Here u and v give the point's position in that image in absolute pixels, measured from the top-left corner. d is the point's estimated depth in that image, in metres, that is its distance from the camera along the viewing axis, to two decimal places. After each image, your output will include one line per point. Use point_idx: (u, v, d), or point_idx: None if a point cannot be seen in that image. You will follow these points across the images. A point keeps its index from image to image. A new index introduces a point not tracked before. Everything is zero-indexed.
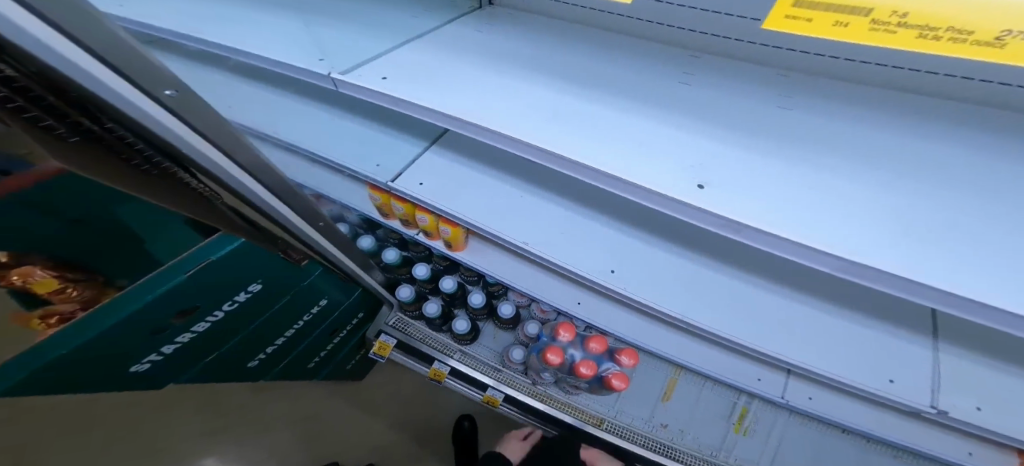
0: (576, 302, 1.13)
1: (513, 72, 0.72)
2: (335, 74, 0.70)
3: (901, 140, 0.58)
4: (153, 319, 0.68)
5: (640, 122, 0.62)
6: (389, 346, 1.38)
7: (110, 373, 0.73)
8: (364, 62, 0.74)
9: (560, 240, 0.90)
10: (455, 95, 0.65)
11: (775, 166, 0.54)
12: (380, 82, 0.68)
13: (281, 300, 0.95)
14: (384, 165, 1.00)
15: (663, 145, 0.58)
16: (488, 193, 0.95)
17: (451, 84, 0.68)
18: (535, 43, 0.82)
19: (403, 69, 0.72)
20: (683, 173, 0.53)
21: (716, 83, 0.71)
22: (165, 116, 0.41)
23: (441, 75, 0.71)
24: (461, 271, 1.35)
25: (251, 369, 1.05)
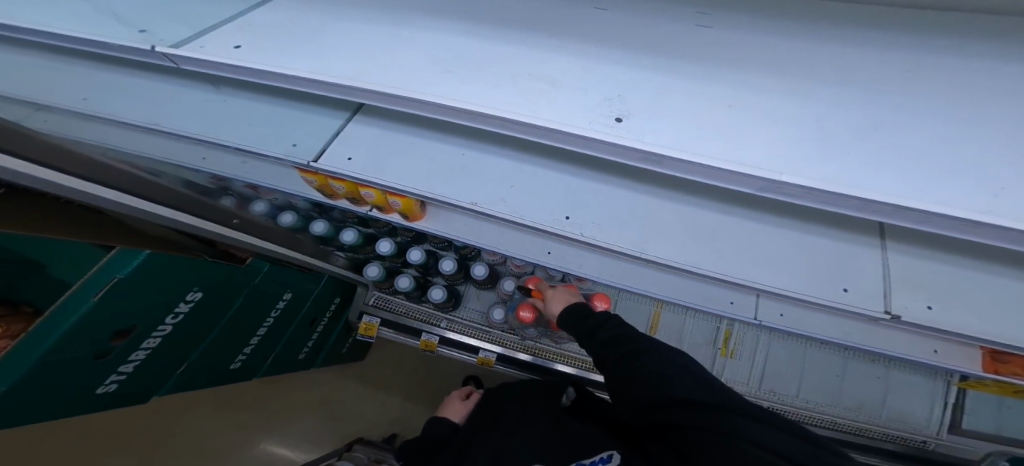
0: (546, 252, 1.12)
1: (401, 18, 0.57)
2: (158, 48, 0.49)
3: (868, 54, 0.48)
4: (87, 348, 0.60)
5: (569, 63, 0.50)
6: (374, 326, 1.34)
7: (75, 411, 0.66)
8: (207, 29, 0.55)
9: (511, 194, 0.82)
10: (336, 55, 0.52)
11: (730, 95, 0.47)
12: (235, 53, 0.51)
13: (237, 300, 0.88)
14: (301, 144, 0.84)
15: (601, 84, 0.48)
16: (427, 155, 0.85)
17: (337, 42, 0.54)
18: None
19: (264, 31, 0.55)
20: (600, 106, 0.46)
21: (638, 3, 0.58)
22: None
23: (316, 29, 0.56)
24: (428, 239, 1.28)
25: (234, 372, 1.00)
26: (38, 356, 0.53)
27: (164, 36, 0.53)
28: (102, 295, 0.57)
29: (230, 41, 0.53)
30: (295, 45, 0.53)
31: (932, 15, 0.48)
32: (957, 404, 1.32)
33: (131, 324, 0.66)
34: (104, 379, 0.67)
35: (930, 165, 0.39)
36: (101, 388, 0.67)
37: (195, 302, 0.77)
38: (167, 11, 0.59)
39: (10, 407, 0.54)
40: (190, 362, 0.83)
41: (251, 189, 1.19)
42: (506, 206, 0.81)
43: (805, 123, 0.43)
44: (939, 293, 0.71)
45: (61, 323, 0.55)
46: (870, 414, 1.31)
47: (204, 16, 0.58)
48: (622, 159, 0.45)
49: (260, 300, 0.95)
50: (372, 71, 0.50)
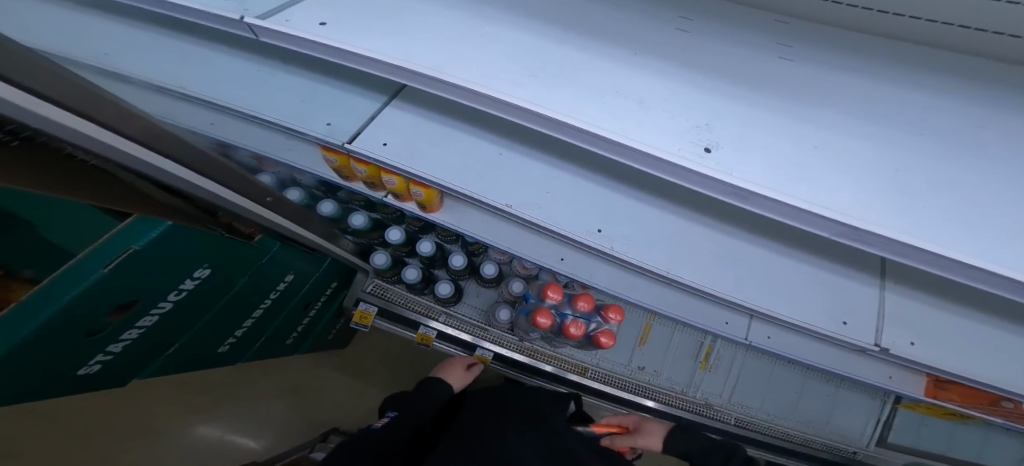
0: (559, 258, 1.13)
1: (480, 9, 0.54)
2: (247, 18, 0.45)
3: (939, 108, 0.50)
4: (81, 323, 0.53)
5: (655, 82, 0.50)
6: (370, 314, 1.30)
7: (51, 389, 0.58)
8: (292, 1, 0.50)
9: (545, 200, 0.81)
10: (412, 46, 0.48)
11: (816, 134, 0.47)
12: (322, 31, 0.46)
13: (240, 281, 0.81)
14: (335, 124, 0.79)
15: (688, 107, 0.48)
16: (463, 150, 0.82)
17: (419, 29, 0.50)
18: None
19: (335, 8, 0.51)
20: (687, 133, 0.46)
21: (719, 30, 0.58)
22: None
23: (388, 14, 0.52)
24: (437, 232, 1.24)
25: (220, 355, 0.93)
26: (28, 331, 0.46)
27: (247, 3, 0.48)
28: (111, 266, 0.51)
29: (312, 15, 0.49)
30: (372, 28, 0.49)
31: (997, 79, 0.52)
32: (888, 421, 1.43)
33: (133, 299, 0.59)
34: (90, 356, 0.59)
35: (999, 229, 0.41)
36: (84, 366, 0.60)
37: (200, 279, 0.70)
38: None
39: None
40: (182, 343, 0.76)
41: (257, 161, 1.10)
42: (539, 212, 0.80)
43: (885, 168, 0.45)
44: (926, 332, 0.78)
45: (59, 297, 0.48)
46: (817, 427, 1.43)
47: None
48: (698, 188, 0.46)
49: (262, 280, 0.89)
50: (462, 67, 0.47)
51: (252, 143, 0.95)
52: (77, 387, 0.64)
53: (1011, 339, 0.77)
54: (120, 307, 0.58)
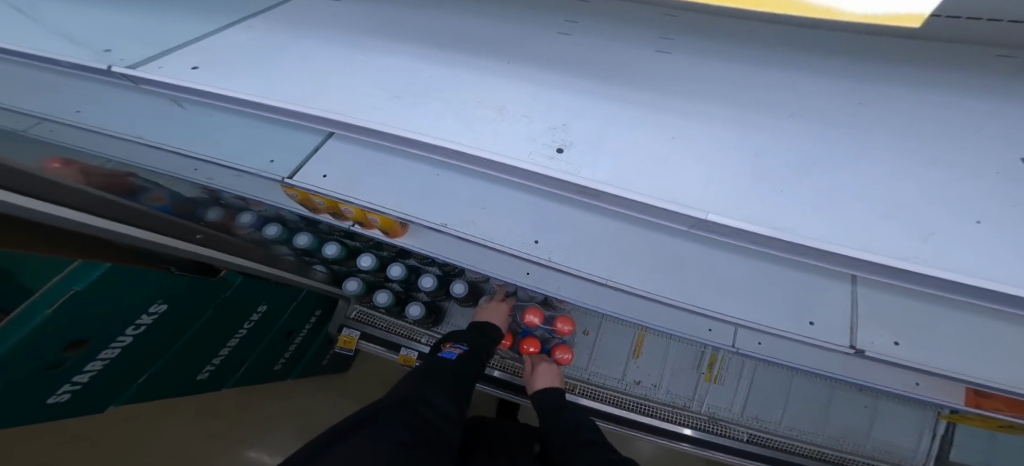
0: (524, 273, 1.12)
1: (362, 40, 0.58)
2: (115, 68, 0.50)
3: (813, 91, 0.48)
4: (38, 359, 0.60)
5: (520, 90, 0.51)
6: (353, 339, 1.33)
7: (21, 419, 0.65)
8: (171, 50, 0.56)
9: (482, 216, 0.83)
10: (288, 81, 0.53)
11: (676, 126, 0.47)
12: (191, 74, 0.51)
13: (207, 311, 0.88)
14: (278, 160, 0.85)
15: (549, 111, 0.49)
16: (402, 175, 0.86)
17: (303, 66, 0.55)
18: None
19: (229, 54, 0.56)
20: (540, 137, 0.46)
21: (603, 31, 0.58)
22: None
23: (274, 54, 0.56)
24: (411, 256, 1.28)
25: (202, 383, 1.00)
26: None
27: (120, 54, 0.54)
28: (56, 307, 0.58)
29: (187, 62, 0.54)
30: (256, 68, 0.54)
31: (884, 53, 0.49)
32: (943, 437, 1.28)
33: (87, 335, 0.65)
34: (57, 388, 0.67)
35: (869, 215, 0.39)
36: (51, 399, 0.67)
37: (158, 314, 0.77)
38: (142, 29, 0.60)
39: None
40: (152, 373, 0.83)
41: (242, 202, 1.20)
42: (475, 228, 0.81)
43: (747, 156, 0.44)
44: (905, 329, 0.69)
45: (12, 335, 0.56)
46: (854, 443, 1.29)
47: (161, 34, 0.59)
48: (560, 189, 0.46)
49: (231, 309, 0.95)
50: (334, 98, 0.51)
51: (222, 182, 0.99)
52: (52, 416, 0.71)
53: (1006, 332, 0.69)
54: (73, 343, 0.65)
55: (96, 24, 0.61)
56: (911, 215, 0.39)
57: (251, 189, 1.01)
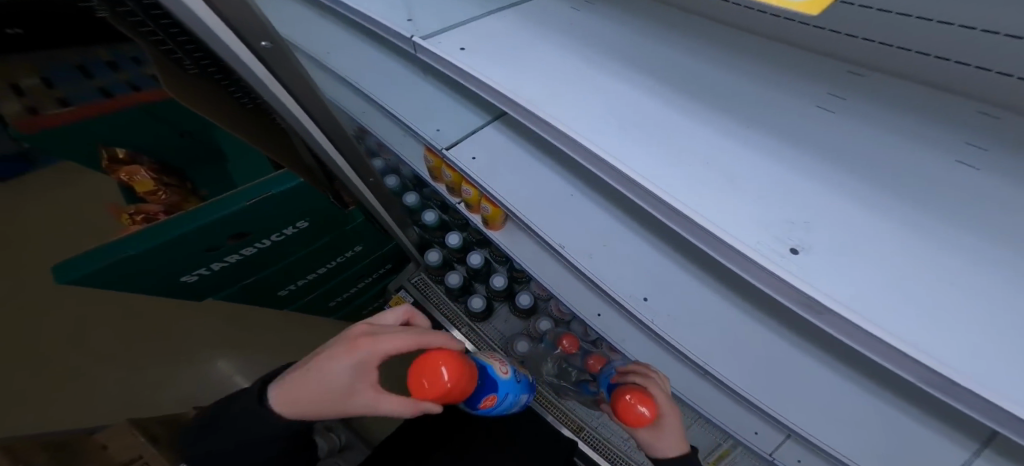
0: (596, 313, 1.12)
1: (606, 65, 0.60)
2: (415, 38, 0.58)
3: None
4: (211, 237, 0.67)
5: (765, 164, 0.48)
6: (403, 301, 1.39)
7: (160, 286, 0.71)
8: (451, 27, 0.63)
9: (600, 253, 0.82)
10: (531, 81, 0.57)
11: (953, 266, 0.37)
12: (461, 55, 0.58)
13: (324, 238, 0.93)
14: (442, 130, 0.89)
15: (801, 199, 0.44)
16: (538, 182, 0.87)
17: (544, 71, 0.58)
18: (626, 26, 0.66)
19: (485, 41, 0.61)
20: (774, 228, 0.42)
21: (870, 118, 0.50)
22: (255, 62, 0.41)
23: (524, 53, 0.61)
24: (491, 249, 1.32)
25: (280, 298, 1.05)
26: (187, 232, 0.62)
27: (417, 24, 0.62)
28: (254, 202, 0.66)
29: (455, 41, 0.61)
30: (507, 61, 0.59)
31: None
32: None
33: (249, 231, 0.72)
34: (197, 267, 0.72)
35: None
36: (188, 274, 0.72)
37: (297, 231, 0.83)
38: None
39: (139, 266, 0.62)
40: (255, 279, 0.88)
41: (378, 147, 1.32)
42: (590, 262, 0.82)
43: None
44: None
45: (215, 211, 0.64)
46: None
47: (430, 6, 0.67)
48: (770, 291, 0.40)
49: (336, 246, 1.00)
50: (576, 114, 0.53)
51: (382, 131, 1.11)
52: (175, 291, 0.76)
53: None
54: (238, 235, 0.72)
55: None
56: None
57: (400, 145, 1.11)
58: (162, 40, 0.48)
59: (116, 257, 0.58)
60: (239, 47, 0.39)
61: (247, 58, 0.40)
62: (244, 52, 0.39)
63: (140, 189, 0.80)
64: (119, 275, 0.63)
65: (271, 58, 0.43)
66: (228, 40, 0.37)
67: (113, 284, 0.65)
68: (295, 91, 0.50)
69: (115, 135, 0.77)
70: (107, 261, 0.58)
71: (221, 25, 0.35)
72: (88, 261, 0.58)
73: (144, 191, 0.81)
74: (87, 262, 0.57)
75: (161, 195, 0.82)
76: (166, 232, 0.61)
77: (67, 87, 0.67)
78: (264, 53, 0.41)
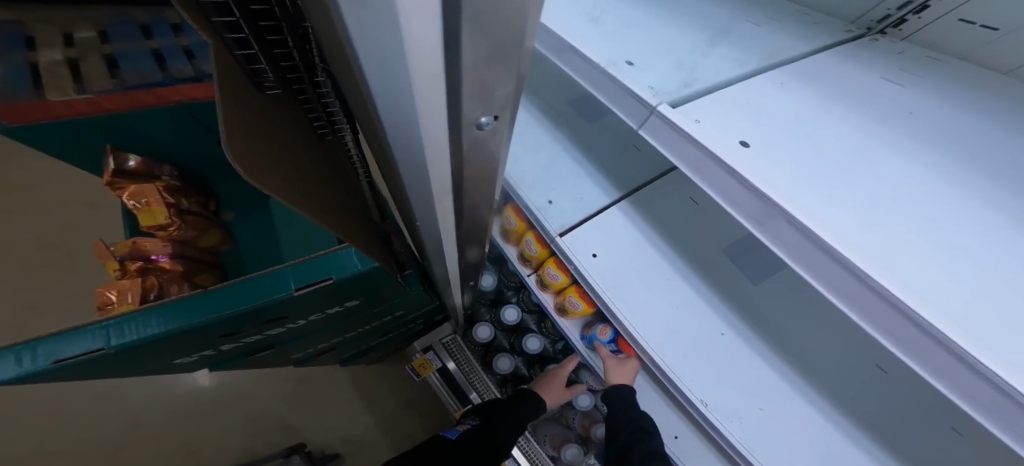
0: (670, 435, 0.74)
1: (946, 182, 0.36)
2: (662, 107, 0.35)
3: None
4: (232, 325, 0.46)
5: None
6: (430, 367, 1.13)
7: (146, 368, 0.51)
8: (701, 91, 0.40)
9: (755, 419, 0.58)
10: (842, 205, 0.34)
11: None
12: (750, 158, 0.34)
13: (371, 309, 0.69)
14: (556, 202, 0.68)
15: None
16: (678, 298, 0.64)
17: (849, 185, 0.35)
18: (950, 117, 0.42)
19: (757, 122, 0.38)
20: None
21: None
22: (447, 152, 0.18)
23: (809, 146, 0.38)
24: (548, 326, 1.07)
25: (292, 359, 0.82)
26: (200, 323, 0.42)
27: (653, 83, 0.39)
28: (304, 290, 0.45)
29: (728, 127, 0.36)
30: (798, 162, 0.36)
31: None
32: None
33: (286, 316, 0.50)
34: (201, 350, 0.51)
35: None
36: (186, 357, 0.52)
37: (345, 308, 0.60)
38: (624, 32, 0.46)
39: (122, 356, 0.42)
40: (276, 351, 0.66)
41: None
42: (743, 429, 0.58)
43: None
44: None
45: (248, 298, 0.44)
46: None
47: (648, 47, 0.45)
48: None
49: (381, 314, 0.77)
50: (953, 294, 0.29)
51: None
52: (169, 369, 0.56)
53: None
54: (269, 320, 0.50)
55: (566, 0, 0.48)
56: None
57: None
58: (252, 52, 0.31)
59: (91, 353, 0.39)
60: (443, 129, 0.17)
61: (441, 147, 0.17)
62: (443, 143, 0.18)
63: (145, 221, 0.57)
64: (90, 364, 0.42)
65: (474, 148, 0.20)
66: (435, 118, 0.15)
67: (81, 372, 0.44)
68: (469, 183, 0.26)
69: (129, 133, 0.62)
70: (73, 355, 0.38)
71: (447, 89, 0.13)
72: (49, 350, 0.38)
73: (149, 224, 0.57)
74: (46, 352, 0.38)
75: (173, 231, 0.59)
76: (177, 317, 0.42)
77: (122, 45, 0.50)
78: (478, 136, 0.18)
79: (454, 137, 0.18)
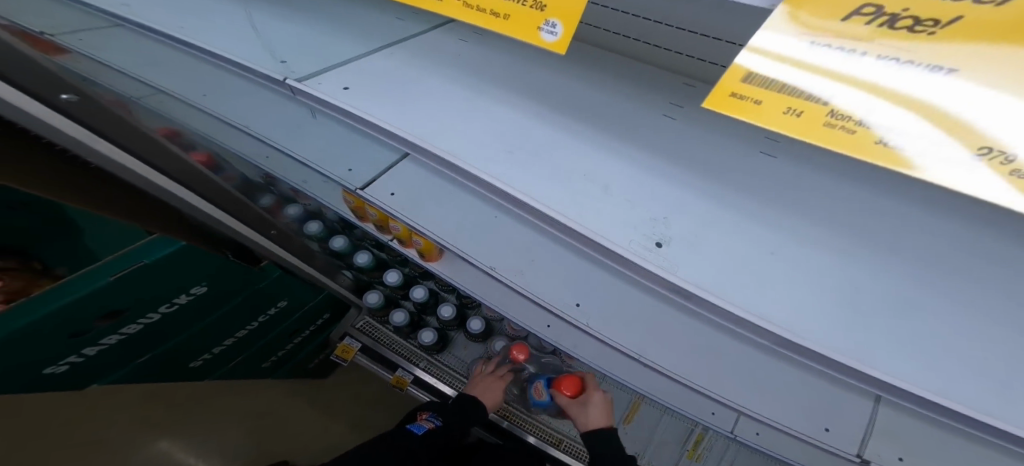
0: (546, 325, 1.08)
1: (482, 87, 0.62)
2: (290, 80, 0.54)
3: (884, 221, 0.50)
4: (76, 321, 0.62)
5: (627, 170, 0.52)
6: (352, 349, 1.36)
7: (21, 381, 0.65)
8: (332, 66, 0.59)
9: (529, 269, 0.86)
10: (416, 111, 0.56)
11: (748, 229, 0.48)
12: (344, 95, 0.55)
13: (236, 299, 0.88)
14: (355, 170, 0.88)
15: (649, 199, 0.50)
16: (460, 211, 0.89)
17: (424, 99, 0.58)
18: (503, 50, 0.69)
19: (368, 76, 0.59)
20: (639, 226, 0.48)
21: (706, 120, 0.59)
22: None
23: (403, 84, 0.60)
24: (433, 280, 1.31)
25: (196, 368, 0.98)
26: (36, 318, 0.58)
27: (293, 66, 0.57)
28: (119, 275, 0.63)
29: (338, 80, 0.57)
30: (394, 95, 0.58)
31: (946, 193, 0.53)
32: None
33: (124, 308, 0.68)
34: (63, 357, 0.66)
35: (947, 373, 0.38)
36: (54, 364, 0.67)
37: (195, 297, 0.79)
38: (292, 33, 0.64)
39: None
40: (158, 355, 0.83)
41: (292, 192, 1.25)
42: (522, 278, 0.84)
43: (829, 290, 0.44)
44: (915, 449, 0.68)
45: (73, 293, 0.60)
46: None
47: (308, 41, 0.64)
48: (652, 283, 0.46)
49: (250, 307, 0.95)
50: (472, 144, 0.54)
51: (286, 171, 1.04)
52: (47, 382, 0.70)
53: None
54: (108, 315, 0.66)
55: (252, 21, 0.66)
56: (975, 372, 0.38)
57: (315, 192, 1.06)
58: None
59: None
60: None
61: None
62: None
63: None
64: None
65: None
66: None
67: None
68: None
69: None
70: None
71: None
72: None
73: None
74: None
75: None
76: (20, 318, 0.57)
77: None
78: None
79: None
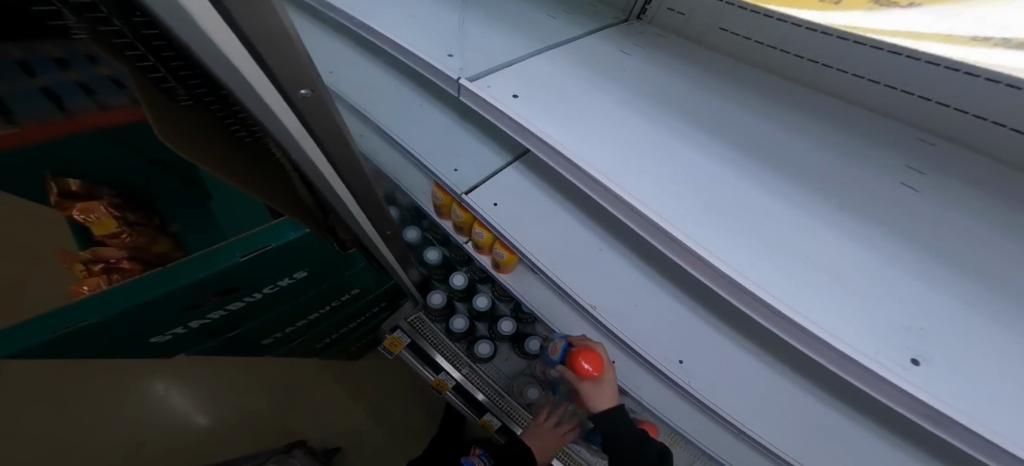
0: (610, 360, 0.95)
1: (660, 114, 0.55)
2: (462, 80, 0.50)
3: None
4: (195, 297, 0.59)
5: (833, 247, 0.45)
6: (400, 343, 1.28)
7: (130, 346, 0.63)
8: (499, 67, 0.55)
9: (631, 314, 0.75)
10: (590, 132, 0.51)
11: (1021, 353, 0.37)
12: (516, 104, 0.50)
13: (322, 285, 0.83)
14: (460, 170, 0.84)
15: (871, 291, 0.41)
16: (565, 236, 0.80)
17: (597, 120, 0.52)
18: (677, 73, 0.63)
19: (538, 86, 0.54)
20: (867, 329, 0.39)
21: (931, 195, 0.49)
22: (288, 114, 0.34)
23: (575, 100, 0.54)
24: (495, 288, 1.25)
25: (266, 343, 0.95)
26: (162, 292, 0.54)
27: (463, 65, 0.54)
28: (247, 256, 0.58)
29: (507, 86, 0.52)
30: (567, 111, 0.53)
31: None
32: None
33: (236, 287, 0.63)
34: (168, 328, 0.64)
35: None
36: (161, 334, 0.64)
37: (296, 280, 0.73)
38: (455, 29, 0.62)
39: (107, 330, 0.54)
40: (244, 330, 0.79)
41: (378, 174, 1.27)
42: (624, 324, 0.75)
43: None
44: None
45: (199, 270, 0.56)
46: None
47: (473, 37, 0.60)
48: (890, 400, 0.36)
49: (334, 293, 0.91)
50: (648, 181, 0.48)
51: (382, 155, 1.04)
52: (151, 349, 0.69)
53: None
54: (224, 291, 0.63)
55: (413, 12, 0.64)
56: None
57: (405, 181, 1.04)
58: (151, 65, 0.41)
59: (78, 325, 0.51)
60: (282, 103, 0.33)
61: (288, 115, 0.34)
62: (281, 111, 0.33)
63: (98, 231, 0.65)
64: (81, 341, 0.55)
65: (306, 105, 0.35)
66: (272, 101, 0.31)
67: (78, 349, 0.57)
68: (322, 137, 0.40)
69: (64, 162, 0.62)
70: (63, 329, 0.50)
71: (258, 73, 0.28)
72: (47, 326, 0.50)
73: (103, 233, 0.65)
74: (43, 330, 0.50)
75: (125, 238, 0.68)
76: (146, 291, 0.54)
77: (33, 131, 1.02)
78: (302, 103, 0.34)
79: (290, 104, 0.34)
